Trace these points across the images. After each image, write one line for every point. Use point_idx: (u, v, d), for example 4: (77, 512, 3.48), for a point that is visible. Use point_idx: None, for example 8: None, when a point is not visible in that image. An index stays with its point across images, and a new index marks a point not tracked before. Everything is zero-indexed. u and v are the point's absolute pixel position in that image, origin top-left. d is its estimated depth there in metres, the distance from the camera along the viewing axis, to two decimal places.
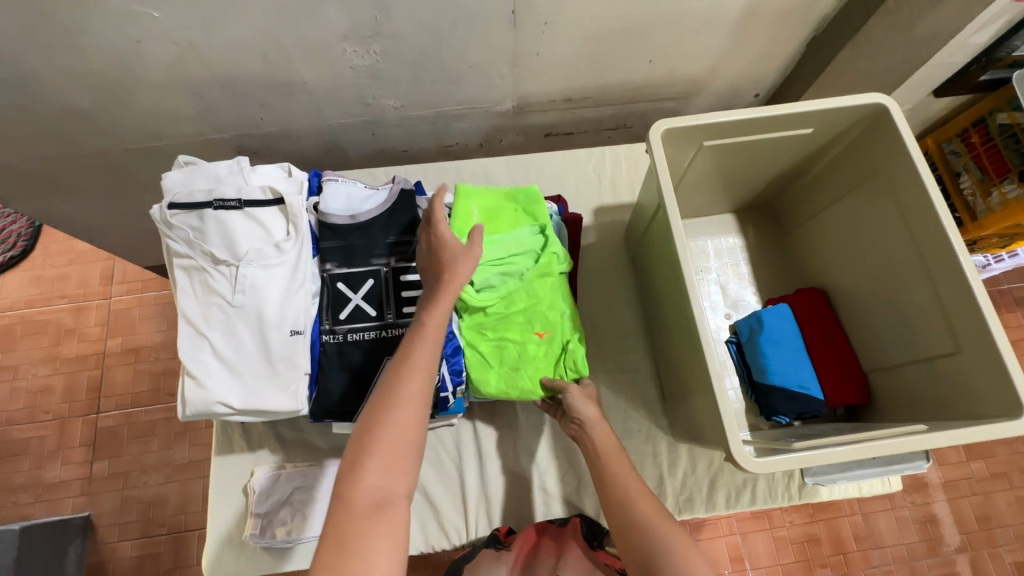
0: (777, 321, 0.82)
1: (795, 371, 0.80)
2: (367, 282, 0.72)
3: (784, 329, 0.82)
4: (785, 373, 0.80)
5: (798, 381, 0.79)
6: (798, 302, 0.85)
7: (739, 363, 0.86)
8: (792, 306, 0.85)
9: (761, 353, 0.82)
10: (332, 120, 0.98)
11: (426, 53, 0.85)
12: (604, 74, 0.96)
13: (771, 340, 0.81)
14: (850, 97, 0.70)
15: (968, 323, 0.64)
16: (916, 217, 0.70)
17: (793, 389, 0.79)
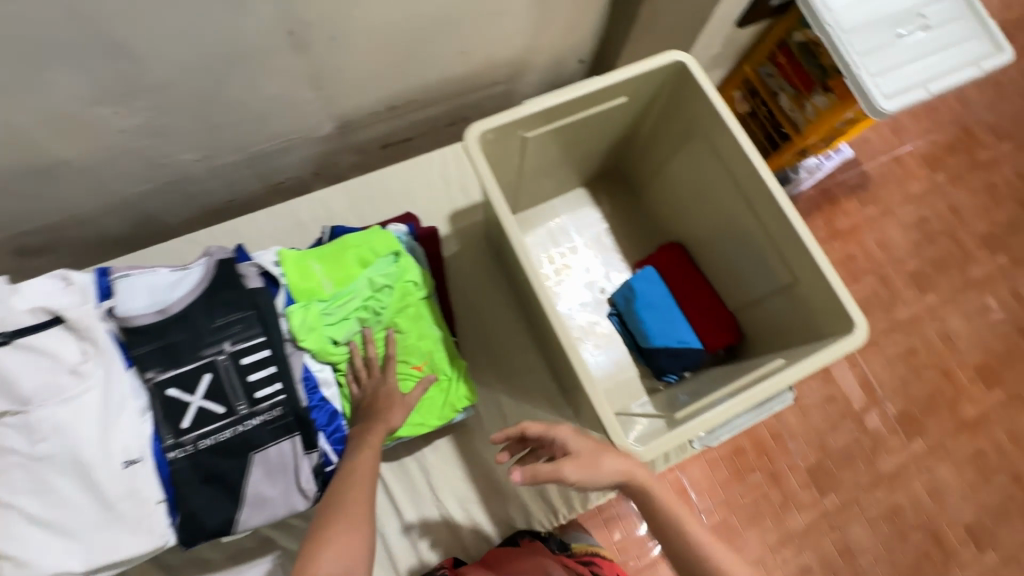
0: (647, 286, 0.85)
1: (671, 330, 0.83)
2: (204, 378, 0.63)
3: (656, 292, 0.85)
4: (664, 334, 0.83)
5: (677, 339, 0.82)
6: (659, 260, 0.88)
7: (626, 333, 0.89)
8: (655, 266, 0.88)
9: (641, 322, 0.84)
10: (125, 192, 0.84)
11: (208, 97, 0.74)
12: (421, 74, 0.90)
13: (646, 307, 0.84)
14: (650, 61, 0.71)
15: (798, 253, 0.69)
16: (736, 163, 0.73)
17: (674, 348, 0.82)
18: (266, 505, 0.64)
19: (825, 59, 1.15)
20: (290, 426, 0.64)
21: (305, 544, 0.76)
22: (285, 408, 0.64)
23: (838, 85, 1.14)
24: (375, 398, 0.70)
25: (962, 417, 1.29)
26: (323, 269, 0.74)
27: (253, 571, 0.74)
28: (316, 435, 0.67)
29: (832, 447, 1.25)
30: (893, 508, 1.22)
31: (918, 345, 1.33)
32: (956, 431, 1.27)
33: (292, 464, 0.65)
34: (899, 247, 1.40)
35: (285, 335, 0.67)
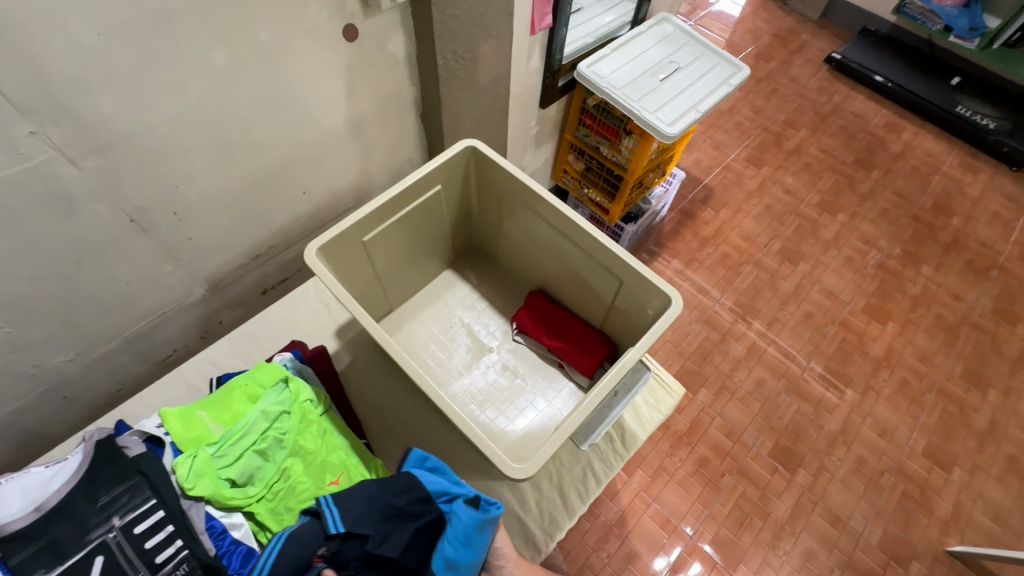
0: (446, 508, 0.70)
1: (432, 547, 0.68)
2: (97, 562, 0.61)
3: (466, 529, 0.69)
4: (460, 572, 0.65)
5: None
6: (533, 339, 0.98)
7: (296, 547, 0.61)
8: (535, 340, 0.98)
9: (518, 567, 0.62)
10: (0, 415, 0.84)
11: (66, 297, 0.80)
12: (272, 221, 1.01)
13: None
14: (444, 153, 0.86)
15: (612, 259, 0.83)
16: (545, 209, 0.88)
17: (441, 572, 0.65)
18: None
19: (617, 112, 1.39)
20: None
21: None
22: (191, 562, 0.63)
23: (635, 127, 1.36)
24: None
25: (874, 357, 1.52)
26: (210, 417, 0.77)
27: None
28: None
29: (782, 425, 1.40)
30: (855, 461, 1.36)
31: (813, 307, 1.60)
32: (873, 370, 1.50)
33: None
34: (757, 235, 1.71)
35: (179, 490, 0.68)
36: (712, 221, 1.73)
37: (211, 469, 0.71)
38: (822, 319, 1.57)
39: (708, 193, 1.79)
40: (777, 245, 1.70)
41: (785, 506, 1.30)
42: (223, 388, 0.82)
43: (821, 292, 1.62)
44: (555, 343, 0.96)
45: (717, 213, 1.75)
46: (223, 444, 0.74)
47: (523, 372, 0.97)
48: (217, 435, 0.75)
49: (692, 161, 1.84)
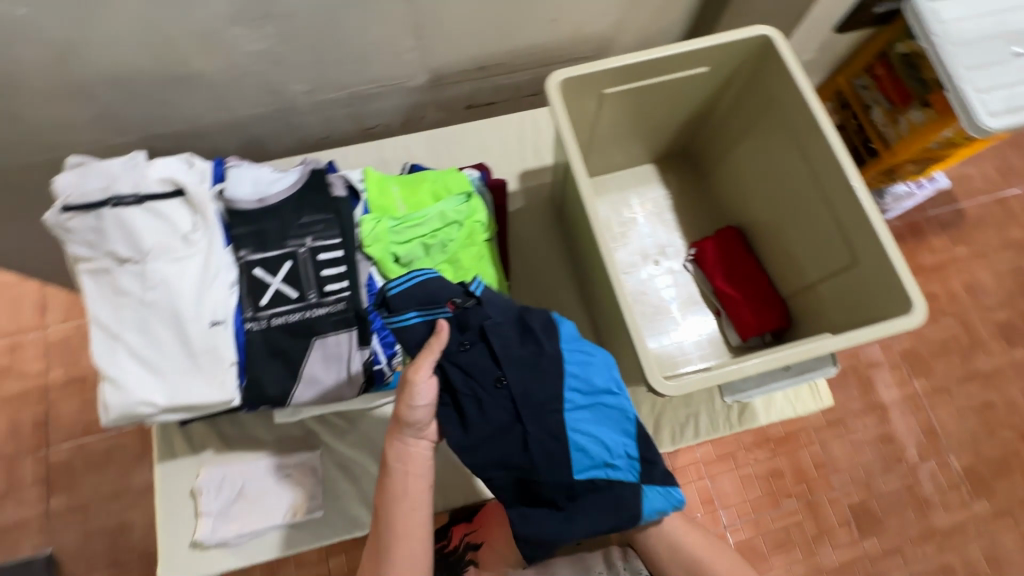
0: (573, 357, 0.69)
1: (555, 388, 0.68)
2: (285, 265, 0.71)
3: (588, 397, 0.69)
4: (572, 429, 0.69)
5: (593, 457, 0.69)
6: (703, 274, 0.90)
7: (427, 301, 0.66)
8: (705, 276, 0.90)
9: (636, 483, 0.72)
10: (242, 112, 0.96)
11: (325, 33, 0.83)
12: (511, 38, 0.96)
13: (611, 464, 0.70)
14: (735, 32, 0.73)
15: (862, 234, 0.69)
16: (812, 143, 0.74)
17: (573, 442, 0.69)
18: (318, 386, 0.71)
19: (928, 73, 1.09)
20: (350, 320, 0.71)
21: (344, 441, 0.83)
22: (348, 304, 0.72)
23: (939, 101, 1.07)
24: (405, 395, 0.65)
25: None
26: (400, 194, 0.81)
27: (298, 455, 0.82)
28: (370, 333, 0.72)
29: (882, 491, 1.24)
30: (939, 565, 1.21)
31: (1001, 400, 1.32)
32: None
33: (346, 355, 0.71)
34: (990, 294, 1.38)
35: (357, 242, 0.75)
36: (944, 251, 1.41)
37: (386, 239, 0.76)
38: (1004, 419, 1.30)
39: (960, 219, 1.42)
40: (1006, 316, 1.36)
41: (835, 558, 1.21)
42: (418, 174, 0.85)
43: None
44: (727, 287, 0.87)
45: (958, 246, 1.41)
46: (403, 222, 0.78)
47: (675, 300, 0.91)
48: (399, 213, 0.80)
49: (967, 173, 1.46)
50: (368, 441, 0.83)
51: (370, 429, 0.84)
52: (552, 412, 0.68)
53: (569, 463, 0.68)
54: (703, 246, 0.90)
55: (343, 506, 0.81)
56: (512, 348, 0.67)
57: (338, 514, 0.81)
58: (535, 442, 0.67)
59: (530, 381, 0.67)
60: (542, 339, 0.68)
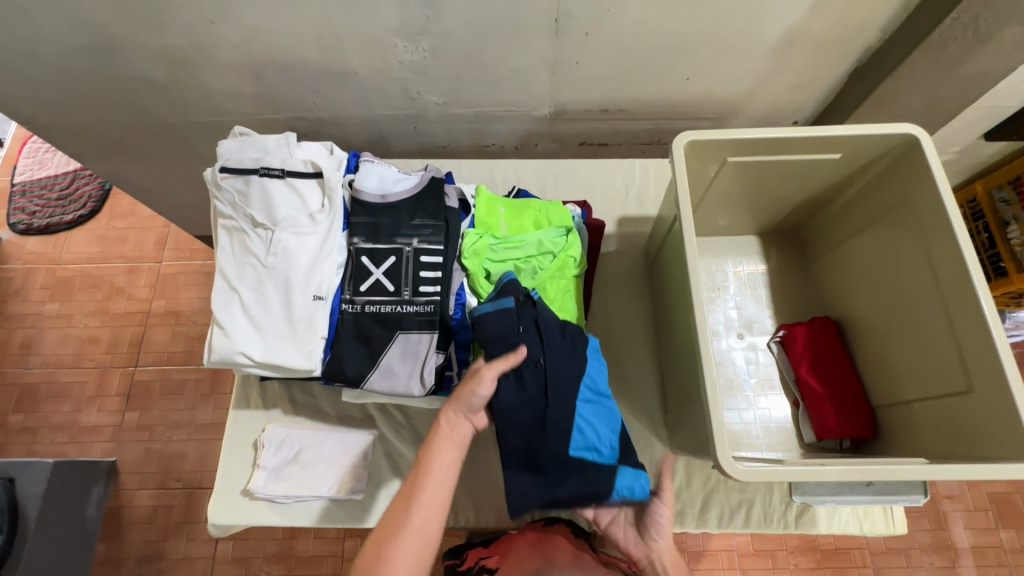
0: (593, 361, 0.76)
1: (575, 379, 0.73)
2: (390, 259, 0.76)
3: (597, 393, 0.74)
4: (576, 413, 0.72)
5: (589, 446, 0.71)
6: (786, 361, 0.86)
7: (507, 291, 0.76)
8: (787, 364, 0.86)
9: (614, 466, 0.71)
10: (378, 112, 1.04)
11: (471, 55, 0.90)
12: (639, 88, 0.98)
13: (599, 451, 0.71)
14: (880, 126, 0.71)
15: (983, 361, 0.64)
16: (941, 253, 0.69)
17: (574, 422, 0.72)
18: (391, 378, 0.75)
19: None
20: (434, 323, 0.75)
21: (398, 434, 0.87)
22: (436, 307, 0.75)
23: None
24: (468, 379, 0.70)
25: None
26: (505, 214, 0.85)
27: (353, 436, 0.86)
28: (449, 340, 0.77)
29: None
30: None
31: None
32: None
33: (423, 354, 0.75)
34: None
35: (456, 252, 0.79)
36: None
37: (484, 254, 0.80)
38: None
39: None
40: None
41: None
42: (525, 199, 0.89)
43: None
44: (812, 383, 0.83)
45: None
46: (503, 242, 0.82)
47: (751, 378, 0.88)
48: (501, 233, 0.84)
49: None
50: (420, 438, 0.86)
51: (423, 428, 0.87)
52: (569, 398, 0.72)
53: (566, 434, 0.71)
54: (793, 331, 0.86)
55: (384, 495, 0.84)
56: (552, 338, 0.74)
57: (376, 501, 0.84)
58: (551, 417, 0.71)
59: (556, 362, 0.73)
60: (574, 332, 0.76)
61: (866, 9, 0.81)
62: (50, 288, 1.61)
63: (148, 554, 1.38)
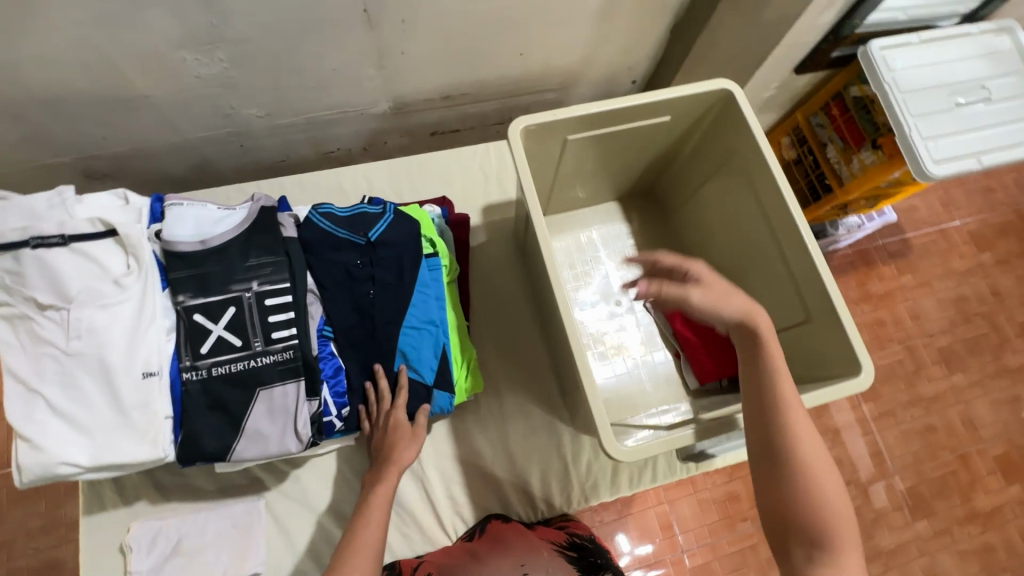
0: (425, 288, 0.76)
1: (396, 310, 0.74)
2: (229, 311, 0.67)
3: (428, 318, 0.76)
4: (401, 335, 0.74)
5: (410, 362, 0.74)
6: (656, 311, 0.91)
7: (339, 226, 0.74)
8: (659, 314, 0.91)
9: (429, 387, 0.75)
10: (191, 136, 0.91)
11: (280, 59, 0.80)
12: (476, 69, 0.94)
13: (417, 369, 0.75)
14: (697, 85, 0.74)
15: (814, 290, 0.70)
16: (767, 196, 0.75)
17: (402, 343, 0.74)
18: (262, 442, 0.67)
19: (879, 117, 1.12)
20: (298, 369, 0.68)
21: (291, 490, 0.79)
22: (296, 352, 0.68)
23: (889, 144, 1.11)
24: (385, 431, 0.72)
25: (974, 507, 1.30)
26: None
27: (241, 506, 0.77)
28: (319, 383, 0.70)
29: None
30: None
31: (939, 422, 1.37)
32: (966, 520, 1.29)
33: (293, 407, 0.68)
34: (934, 322, 1.43)
35: (307, 285, 0.72)
36: (892, 280, 1.45)
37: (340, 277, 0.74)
38: (945, 442, 1.35)
39: (907, 250, 1.48)
40: (948, 343, 1.41)
41: None
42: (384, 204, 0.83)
43: (963, 417, 1.37)
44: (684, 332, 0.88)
45: (905, 275, 1.46)
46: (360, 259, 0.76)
47: (635, 340, 0.91)
48: None
49: (912, 205, 1.51)
50: (316, 489, 0.79)
51: (318, 477, 0.80)
52: (391, 325, 0.74)
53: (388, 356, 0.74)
54: None
55: (288, 559, 0.77)
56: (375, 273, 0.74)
57: (282, 569, 0.76)
58: (370, 342, 0.74)
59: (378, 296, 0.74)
60: (401, 264, 0.75)
61: None
62: None
63: None
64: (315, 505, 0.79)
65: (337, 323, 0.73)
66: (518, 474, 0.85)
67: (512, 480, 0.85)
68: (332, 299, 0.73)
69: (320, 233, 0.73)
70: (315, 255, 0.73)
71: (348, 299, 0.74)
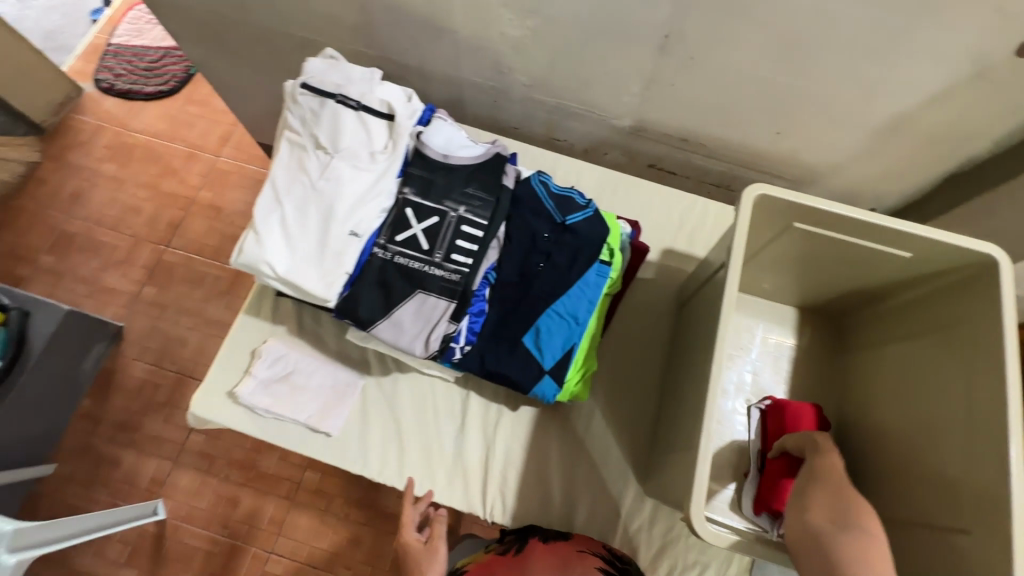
0: (586, 286, 0.79)
1: (553, 291, 0.79)
2: (432, 219, 0.76)
3: (575, 314, 0.79)
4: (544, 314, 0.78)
5: (538, 340, 0.78)
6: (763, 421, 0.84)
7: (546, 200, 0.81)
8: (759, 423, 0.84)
9: (543, 370, 0.78)
10: (465, 76, 1.04)
11: (571, 47, 0.89)
12: (726, 128, 0.96)
13: (541, 351, 0.78)
14: (960, 238, 0.68)
15: (989, 507, 0.61)
16: (980, 385, 0.66)
17: (540, 322, 0.78)
18: (397, 331, 0.75)
19: None
20: (455, 292, 0.75)
21: (387, 387, 0.87)
22: (461, 279, 0.75)
23: None
24: (408, 559, 0.82)
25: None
26: None
27: (344, 374, 0.87)
28: (463, 314, 0.76)
29: None
30: None
31: None
32: None
33: (435, 320, 0.75)
34: None
35: (497, 232, 0.79)
36: None
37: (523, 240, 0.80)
38: None
39: None
40: None
41: None
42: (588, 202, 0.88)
43: None
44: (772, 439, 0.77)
45: None
46: None
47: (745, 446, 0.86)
48: None
49: None
50: (406, 398, 0.87)
51: (412, 389, 0.87)
52: (541, 301, 0.78)
53: (524, 324, 0.78)
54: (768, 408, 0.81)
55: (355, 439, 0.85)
56: (554, 252, 0.79)
57: (347, 443, 0.85)
58: (518, 306, 0.79)
59: (545, 272, 0.79)
60: (579, 255, 0.79)
61: (985, 116, 0.77)
62: (112, 150, 1.67)
63: (126, 421, 1.43)
64: (398, 410, 0.86)
65: (501, 274, 0.79)
66: (570, 497, 0.85)
67: (563, 498, 0.85)
68: (509, 253, 0.79)
69: (530, 197, 0.80)
70: (516, 212, 0.80)
71: (521, 261, 0.79)
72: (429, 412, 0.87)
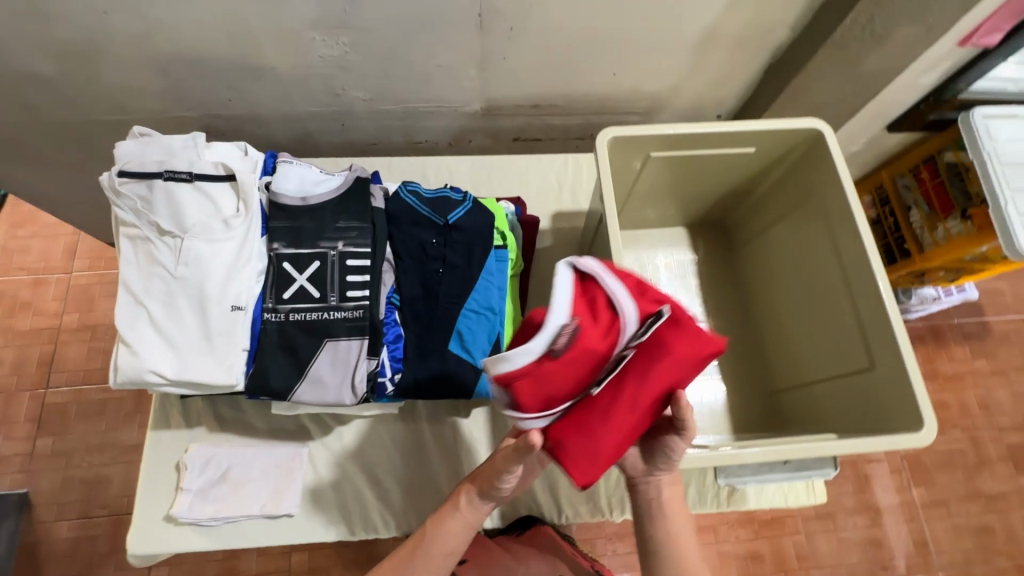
0: (490, 276, 0.79)
1: (460, 292, 0.78)
2: (313, 264, 0.73)
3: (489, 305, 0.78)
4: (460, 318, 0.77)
5: (464, 344, 0.77)
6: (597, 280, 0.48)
7: (422, 206, 0.79)
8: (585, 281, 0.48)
9: (478, 370, 0.77)
10: (302, 108, 1.00)
11: (395, 50, 0.87)
12: (568, 83, 0.99)
13: (471, 354, 0.77)
14: (788, 121, 0.75)
15: (882, 340, 0.69)
16: (844, 241, 0.74)
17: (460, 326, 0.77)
18: (320, 388, 0.72)
19: (974, 187, 1.08)
20: (364, 328, 0.73)
21: (333, 444, 0.83)
22: (365, 312, 0.73)
23: (980, 215, 1.07)
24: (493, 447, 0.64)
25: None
26: None
27: (285, 450, 0.83)
28: (380, 345, 0.74)
29: None
30: None
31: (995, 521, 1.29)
32: None
33: (354, 362, 0.73)
34: (1003, 414, 1.34)
35: (385, 254, 0.77)
36: (962, 362, 1.37)
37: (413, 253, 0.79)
38: (997, 542, 1.26)
39: (984, 333, 1.40)
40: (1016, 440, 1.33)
41: None
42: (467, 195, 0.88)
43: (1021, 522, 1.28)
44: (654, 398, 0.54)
45: (977, 359, 1.38)
46: None
47: None
48: None
49: (995, 288, 1.42)
50: (355, 447, 0.83)
51: (360, 436, 0.84)
52: (452, 306, 0.77)
53: (444, 334, 0.77)
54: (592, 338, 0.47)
55: (320, 508, 0.82)
56: (447, 253, 0.78)
57: (313, 515, 0.81)
58: (432, 318, 0.77)
59: (445, 277, 0.78)
60: (471, 249, 0.79)
61: (775, 7, 0.85)
62: None
63: None
64: (352, 461, 0.83)
65: (403, 294, 0.78)
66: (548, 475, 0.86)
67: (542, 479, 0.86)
68: (404, 271, 0.78)
69: (405, 210, 0.79)
70: (397, 230, 0.78)
71: (419, 275, 0.78)
72: (385, 452, 0.84)
